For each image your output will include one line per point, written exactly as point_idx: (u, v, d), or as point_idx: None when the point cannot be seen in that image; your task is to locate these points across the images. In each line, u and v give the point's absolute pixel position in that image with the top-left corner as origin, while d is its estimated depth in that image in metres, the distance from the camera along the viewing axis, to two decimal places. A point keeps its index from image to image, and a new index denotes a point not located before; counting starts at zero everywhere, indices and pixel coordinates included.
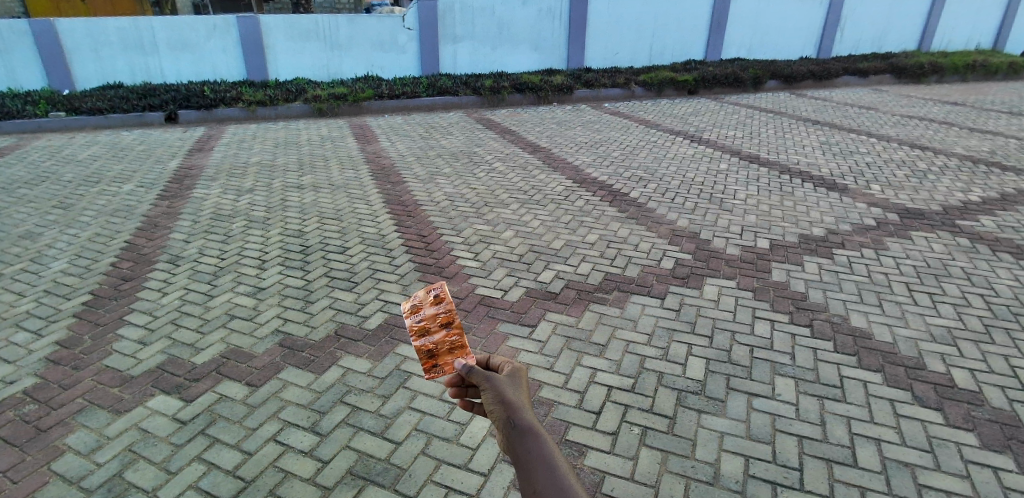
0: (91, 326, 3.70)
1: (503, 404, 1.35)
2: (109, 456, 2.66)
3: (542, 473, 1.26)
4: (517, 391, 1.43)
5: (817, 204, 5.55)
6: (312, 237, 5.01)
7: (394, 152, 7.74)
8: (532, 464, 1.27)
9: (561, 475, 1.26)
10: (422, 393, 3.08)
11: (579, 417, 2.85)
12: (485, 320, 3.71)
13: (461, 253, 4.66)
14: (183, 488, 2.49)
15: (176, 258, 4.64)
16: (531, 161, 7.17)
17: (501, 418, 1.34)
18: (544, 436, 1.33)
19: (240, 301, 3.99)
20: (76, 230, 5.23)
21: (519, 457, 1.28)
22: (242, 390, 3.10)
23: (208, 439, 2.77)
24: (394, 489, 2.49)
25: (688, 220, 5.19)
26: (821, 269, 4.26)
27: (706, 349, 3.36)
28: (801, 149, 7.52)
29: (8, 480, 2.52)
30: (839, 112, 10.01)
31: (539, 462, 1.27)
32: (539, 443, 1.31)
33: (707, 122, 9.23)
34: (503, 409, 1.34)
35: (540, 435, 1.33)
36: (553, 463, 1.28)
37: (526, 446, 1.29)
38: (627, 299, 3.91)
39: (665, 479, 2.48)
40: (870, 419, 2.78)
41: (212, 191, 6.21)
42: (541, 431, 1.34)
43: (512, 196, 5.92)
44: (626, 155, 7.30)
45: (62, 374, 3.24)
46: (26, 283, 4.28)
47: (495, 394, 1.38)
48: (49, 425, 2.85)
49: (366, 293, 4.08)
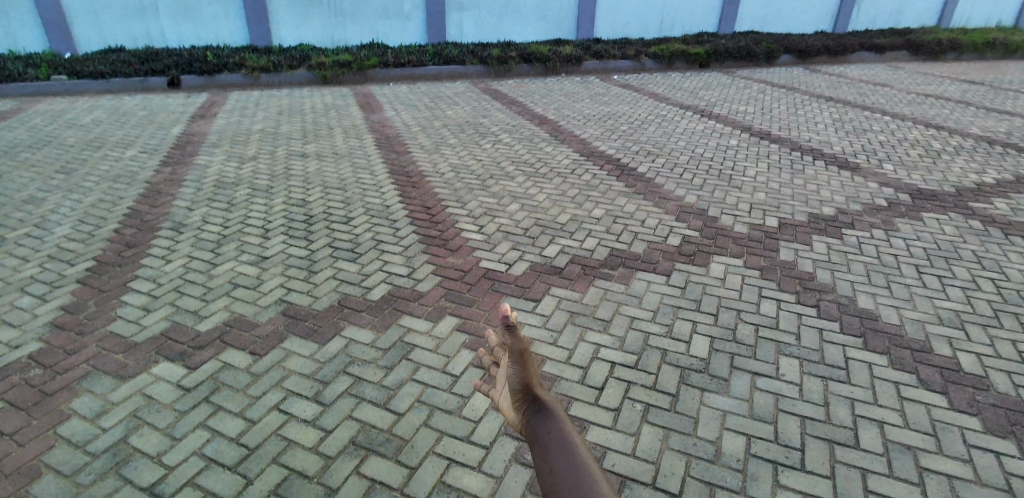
0: (93, 292, 3.70)
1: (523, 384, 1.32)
2: (114, 422, 2.68)
3: (556, 459, 1.17)
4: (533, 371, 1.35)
5: (827, 182, 5.46)
6: (316, 206, 5.00)
7: (399, 121, 7.66)
8: (547, 445, 1.22)
9: (573, 456, 1.16)
10: (425, 365, 3.07)
11: (582, 392, 2.86)
12: (488, 293, 3.70)
13: (466, 226, 4.62)
14: (187, 455, 2.52)
15: (180, 225, 4.62)
16: (538, 133, 7.07)
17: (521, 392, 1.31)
18: (558, 425, 1.26)
19: (243, 269, 3.98)
20: (79, 196, 5.19)
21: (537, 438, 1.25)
22: (246, 359, 3.11)
23: (212, 406, 2.78)
24: (395, 460, 2.51)
25: (696, 197, 5.12)
26: (830, 250, 4.21)
27: (710, 326, 3.35)
28: (814, 126, 7.39)
29: (34, 438, 2.58)
30: (853, 88, 9.81)
31: (553, 452, 1.19)
32: (552, 430, 1.24)
33: (718, 96, 9.05)
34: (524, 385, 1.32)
35: (553, 422, 1.27)
36: (567, 450, 1.19)
37: (542, 425, 1.26)
38: (633, 275, 3.88)
39: (666, 457, 2.49)
40: (873, 402, 2.77)
41: (215, 159, 6.16)
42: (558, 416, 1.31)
43: (518, 168, 5.86)
44: (634, 129, 7.18)
45: (65, 339, 3.25)
46: (44, 245, 4.31)
47: (520, 372, 1.33)
48: (55, 390, 2.87)
49: (369, 264, 4.06)
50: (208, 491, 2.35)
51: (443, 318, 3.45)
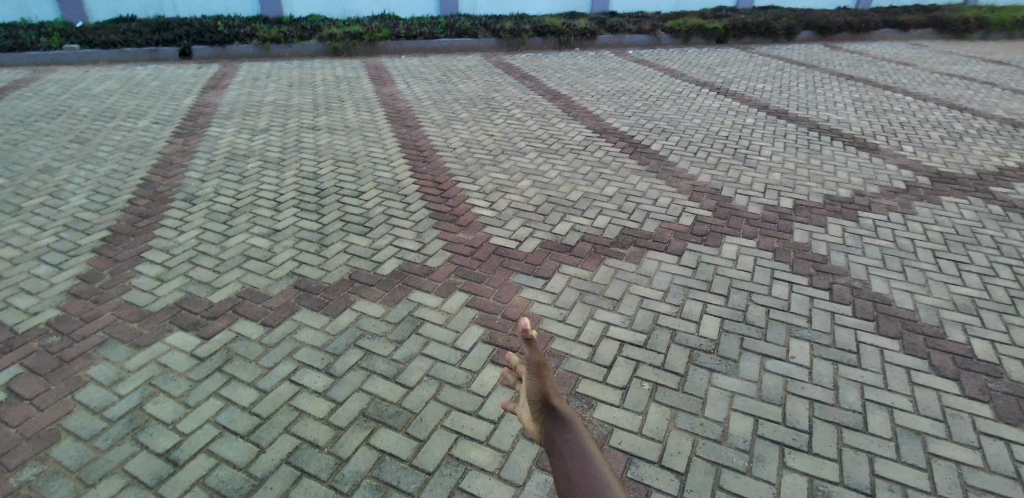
0: (109, 262, 3.74)
1: (539, 392, 0.95)
2: (130, 389, 2.73)
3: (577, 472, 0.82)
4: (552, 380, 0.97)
5: (845, 164, 5.38)
6: (327, 179, 4.99)
7: (411, 95, 7.58)
8: (568, 463, 0.85)
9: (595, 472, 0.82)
10: (434, 340, 3.09)
11: (590, 370, 2.87)
12: (498, 270, 3.69)
13: (477, 202, 4.60)
14: (201, 423, 2.56)
15: (192, 197, 4.64)
16: (550, 108, 6.98)
17: (537, 401, 0.95)
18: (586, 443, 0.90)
19: (255, 242, 4.00)
20: (93, 166, 5.22)
21: (556, 458, 0.87)
22: (258, 329, 3.15)
23: (224, 376, 2.83)
24: (405, 431, 2.55)
25: (710, 176, 5.06)
26: (845, 232, 4.15)
27: (721, 307, 3.33)
28: (833, 105, 7.23)
29: (56, 402, 2.64)
30: (875, 67, 9.58)
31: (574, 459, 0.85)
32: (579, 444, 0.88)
33: (735, 73, 8.87)
34: (541, 394, 0.95)
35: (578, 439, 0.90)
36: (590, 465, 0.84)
37: (560, 436, 0.90)
38: (644, 255, 3.86)
39: (673, 436, 2.51)
40: (884, 386, 2.76)
41: (226, 130, 6.15)
42: (584, 431, 0.93)
43: (530, 144, 5.80)
44: (649, 106, 7.07)
45: (82, 307, 3.30)
46: (63, 215, 4.35)
47: (537, 378, 0.95)
48: (72, 357, 2.92)
49: (380, 239, 4.06)
50: (220, 458, 2.41)
51: (453, 294, 3.45)
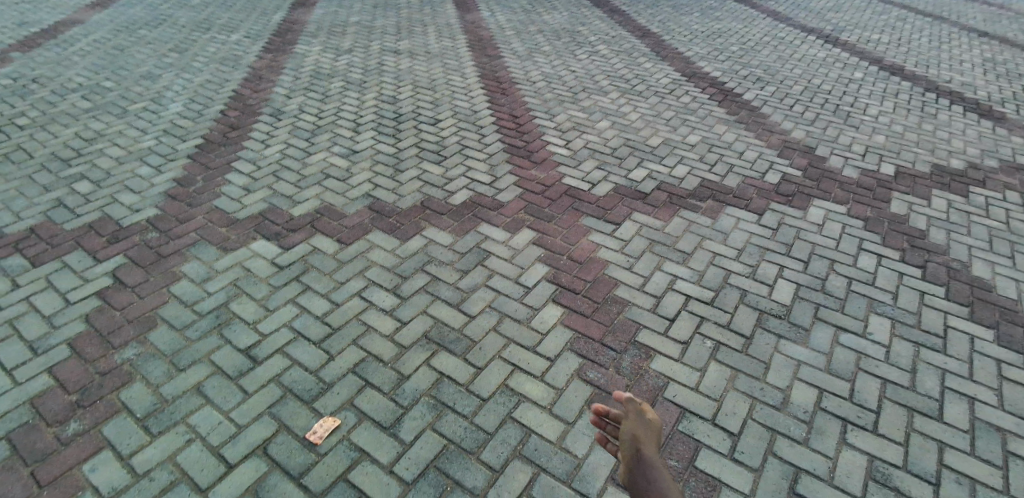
0: (202, 169, 3.96)
1: (632, 436, 1.62)
2: (218, 288, 2.95)
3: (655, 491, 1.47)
4: (650, 429, 1.67)
5: (961, 131, 4.86)
6: (406, 105, 5.01)
7: (494, 23, 7.37)
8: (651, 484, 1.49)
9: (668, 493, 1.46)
10: (499, 273, 3.13)
11: (652, 321, 2.84)
12: (569, 211, 3.65)
13: (553, 139, 4.50)
14: (279, 325, 2.75)
15: (279, 113, 4.79)
16: (638, 47, 6.61)
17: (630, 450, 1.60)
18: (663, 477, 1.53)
19: (334, 162, 4.11)
20: (190, 75, 5.45)
21: (638, 480, 1.52)
22: (333, 246, 3.29)
23: (301, 285, 2.99)
24: (464, 358, 2.63)
25: (804, 132, 4.71)
26: (950, 208, 3.80)
27: (798, 273, 3.17)
28: (958, 64, 6.47)
29: (156, 293, 2.90)
30: (1017, 23, 8.42)
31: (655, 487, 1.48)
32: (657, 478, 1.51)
33: (847, 21, 8.05)
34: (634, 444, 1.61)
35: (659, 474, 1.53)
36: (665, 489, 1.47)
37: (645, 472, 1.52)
38: (721, 210, 3.69)
39: (730, 397, 2.47)
40: (969, 376, 2.59)
41: (312, 49, 6.23)
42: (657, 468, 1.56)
43: (613, 83, 5.56)
44: (746, 51, 6.57)
45: (178, 209, 3.54)
46: (165, 121, 4.61)
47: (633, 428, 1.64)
48: (168, 253, 3.17)
49: (453, 169, 4.08)
50: (294, 360, 2.59)
51: (520, 231, 3.45)
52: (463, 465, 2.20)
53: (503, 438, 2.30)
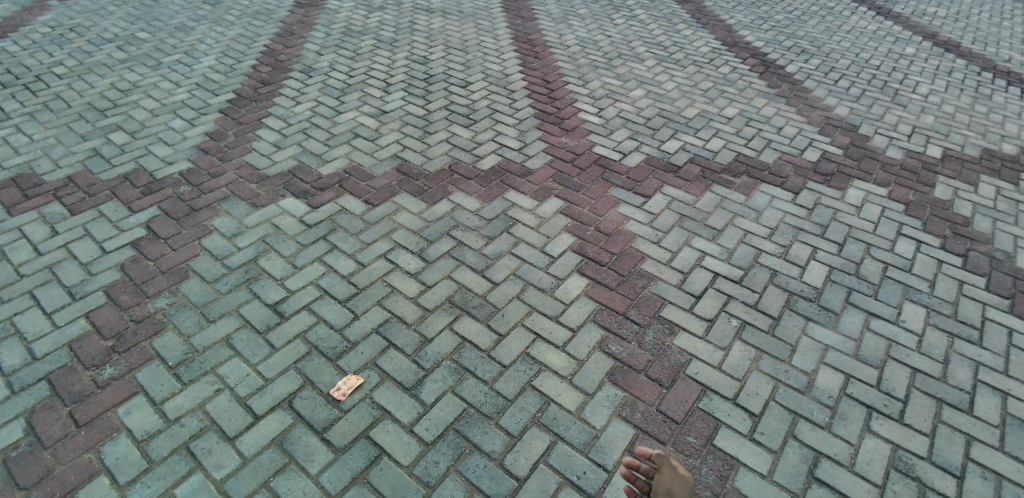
0: (234, 124, 3.98)
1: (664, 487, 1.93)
2: (247, 243, 2.99)
3: None
4: (680, 480, 1.96)
5: (1017, 115, 4.62)
6: (437, 65, 4.93)
7: None
8: None
9: None
10: (525, 241, 3.11)
11: (678, 297, 2.80)
12: (598, 181, 3.58)
13: (585, 106, 4.40)
14: (306, 283, 2.79)
15: (310, 69, 4.76)
16: (678, 12, 6.37)
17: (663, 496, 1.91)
18: None
19: (364, 121, 4.09)
20: (222, 28, 5.43)
21: None
22: (360, 206, 3.29)
23: (328, 244, 3.02)
24: (487, 324, 2.64)
25: (848, 109, 4.52)
26: (998, 195, 3.63)
27: (832, 256, 3.09)
28: (1019, 43, 6.10)
29: (188, 245, 2.95)
30: None
31: None
32: None
33: None
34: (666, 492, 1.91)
35: None
36: None
37: None
38: (756, 187, 3.59)
39: (753, 377, 2.44)
40: (1004, 371, 2.51)
41: (344, 4, 6.14)
42: None
43: (649, 50, 5.38)
44: (791, 21, 6.28)
45: (209, 163, 3.57)
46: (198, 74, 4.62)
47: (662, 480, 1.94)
48: (200, 206, 3.21)
49: (482, 133, 4.02)
50: (319, 317, 2.63)
51: (548, 199, 3.41)
52: (481, 430, 2.23)
53: (522, 405, 2.32)
